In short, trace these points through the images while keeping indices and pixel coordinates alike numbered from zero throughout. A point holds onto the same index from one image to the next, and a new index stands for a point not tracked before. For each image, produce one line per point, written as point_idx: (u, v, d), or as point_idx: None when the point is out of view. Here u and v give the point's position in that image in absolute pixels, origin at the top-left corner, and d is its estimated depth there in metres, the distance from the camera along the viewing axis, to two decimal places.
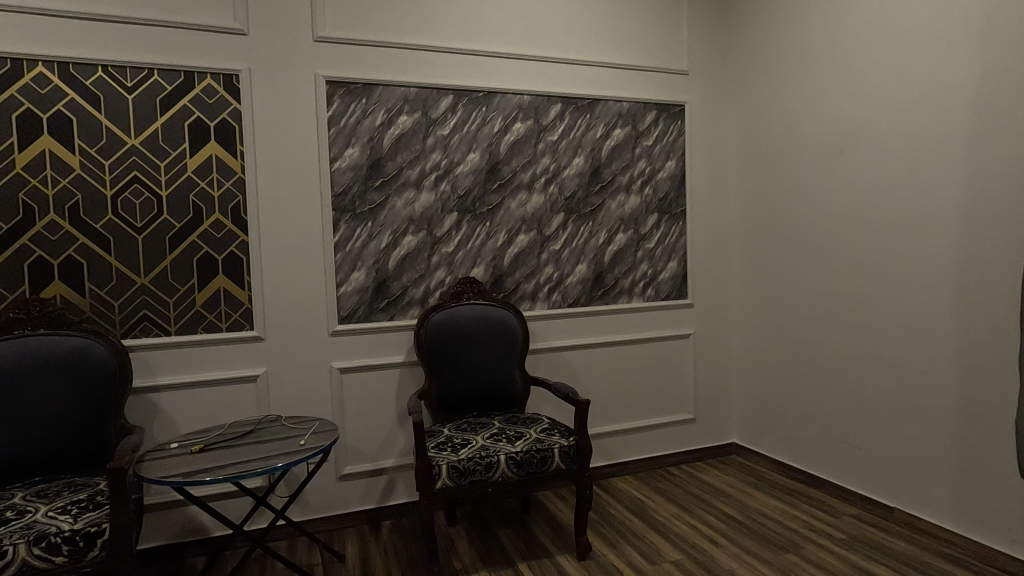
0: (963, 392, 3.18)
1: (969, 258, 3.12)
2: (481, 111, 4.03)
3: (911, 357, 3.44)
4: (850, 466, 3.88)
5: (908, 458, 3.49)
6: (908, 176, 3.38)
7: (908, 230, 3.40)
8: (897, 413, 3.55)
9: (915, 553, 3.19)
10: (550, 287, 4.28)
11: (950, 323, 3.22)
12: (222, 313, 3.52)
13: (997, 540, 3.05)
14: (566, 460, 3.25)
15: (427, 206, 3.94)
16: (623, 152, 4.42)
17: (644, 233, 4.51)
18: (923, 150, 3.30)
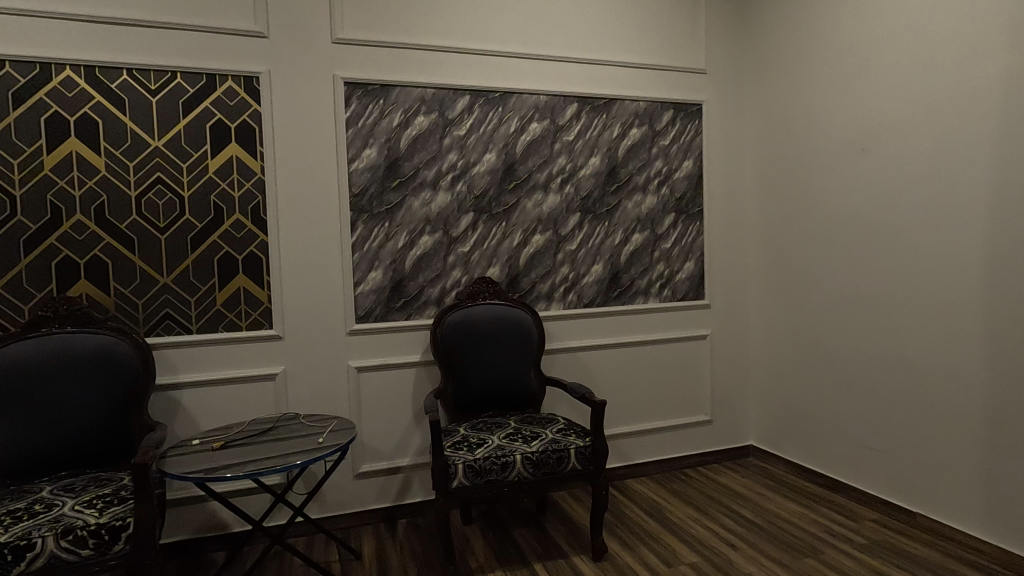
0: (1007, 351, 2.00)
1: (1018, 205, 1.95)
2: (380, 106, 2.45)
3: (938, 367, 2.21)
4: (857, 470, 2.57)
5: (932, 463, 2.25)
6: (906, 89, 2.27)
7: (936, 172, 2.18)
8: (936, 458, 2.24)
9: (905, 545, 2.17)
10: (568, 292, 2.77)
11: (1000, 314, 2.01)
12: (241, 307, 2.32)
13: (1001, 535, 2.03)
14: (533, 503, 2.61)
15: (440, 199, 2.56)
16: (638, 149, 2.85)
17: (652, 226, 2.90)
18: (939, 45, 2.14)
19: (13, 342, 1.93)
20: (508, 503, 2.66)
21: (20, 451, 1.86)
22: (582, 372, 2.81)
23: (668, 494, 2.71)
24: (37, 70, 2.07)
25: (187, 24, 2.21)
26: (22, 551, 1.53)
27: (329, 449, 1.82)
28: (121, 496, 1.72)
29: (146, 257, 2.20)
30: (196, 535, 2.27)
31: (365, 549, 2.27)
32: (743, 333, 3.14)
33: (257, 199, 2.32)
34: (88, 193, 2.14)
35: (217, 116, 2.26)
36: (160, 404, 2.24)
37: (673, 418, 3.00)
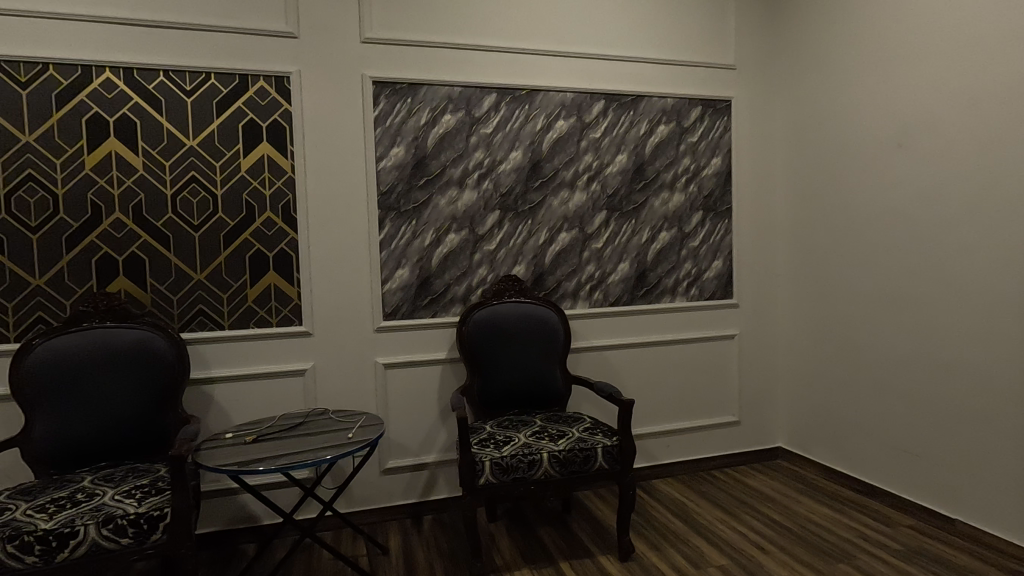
0: None
1: None
2: (408, 105, 2.47)
3: (978, 370, 2.15)
4: (890, 475, 2.51)
5: (970, 468, 2.18)
6: (946, 82, 2.20)
7: (976, 169, 2.11)
8: (973, 463, 2.17)
9: (943, 553, 2.11)
10: (593, 291, 2.75)
11: None
12: (272, 304, 2.36)
13: None
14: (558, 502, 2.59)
15: (467, 197, 2.56)
16: (665, 146, 2.82)
17: (679, 224, 2.86)
18: (980, 36, 2.08)
19: (56, 336, 1.99)
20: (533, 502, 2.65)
21: (63, 443, 1.92)
22: (607, 371, 2.79)
23: (695, 496, 2.68)
24: (80, 73, 2.13)
25: (220, 26, 2.25)
26: (66, 538, 1.58)
27: (358, 444, 1.84)
28: (158, 487, 1.77)
29: (180, 254, 2.25)
30: (229, 528, 2.32)
31: (392, 545, 2.29)
32: (771, 334, 3.09)
33: (288, 197, 2.36)
34: (127, 192, 2.20)
35: (250, 115, 2.30)
36: (194, 398, 2.29)
37: (700, 419, 2.96)
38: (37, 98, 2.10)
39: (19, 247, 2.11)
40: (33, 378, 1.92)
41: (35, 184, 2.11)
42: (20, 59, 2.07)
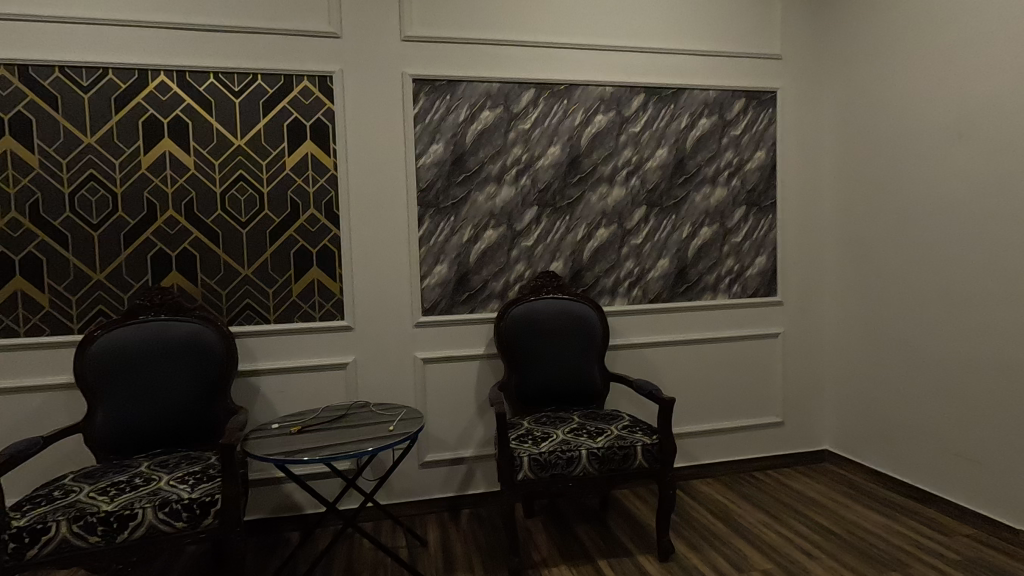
0: None
1: None
2: (447, 102, 2.49)
3: None
4: (946, 481, 2.39)
5: None
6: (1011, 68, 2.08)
7: None
8: None
9: (1009, 566, 1.99)
10: (633, 287, 2.72)
11: None
12: (315, 299, 2.41)
13: None
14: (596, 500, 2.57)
15: (505, 193, 2.56)
16: (707, 139, 2.76)
17: (721, 220, 2.80)
18: None
19: (114, 328, 2.08)
20: (571, 499, 2.64)
21: (122, 430, 2.02)
22: (645, 369, 2.75)
23: (737, 497, 2.62)
24: (137, 77, 2.23)
25: (266, 28, 2.32)
26: (126, 520, 1.65)
27: (399, 437, 1.86)
28: (209, 474, 1.84)
29: (229, 250, 2.33)
30: (274, 515, 2.39)
31: (431, 537, 2.32)
32: (818, 332, 2.98)
33: (330, 195, 2.41)
34: (179, 191, 2.28)
35: (294, 115, 2.36)
36: (241, 389, 2.37)
37: (742, 419, 2.89)
38: (97, 102, 2.20)
39: (81, 243, 2.22)
40: (93, 368, 2.02)
41: (96, 183, 2.22)
42: (83, 64, 2.18)
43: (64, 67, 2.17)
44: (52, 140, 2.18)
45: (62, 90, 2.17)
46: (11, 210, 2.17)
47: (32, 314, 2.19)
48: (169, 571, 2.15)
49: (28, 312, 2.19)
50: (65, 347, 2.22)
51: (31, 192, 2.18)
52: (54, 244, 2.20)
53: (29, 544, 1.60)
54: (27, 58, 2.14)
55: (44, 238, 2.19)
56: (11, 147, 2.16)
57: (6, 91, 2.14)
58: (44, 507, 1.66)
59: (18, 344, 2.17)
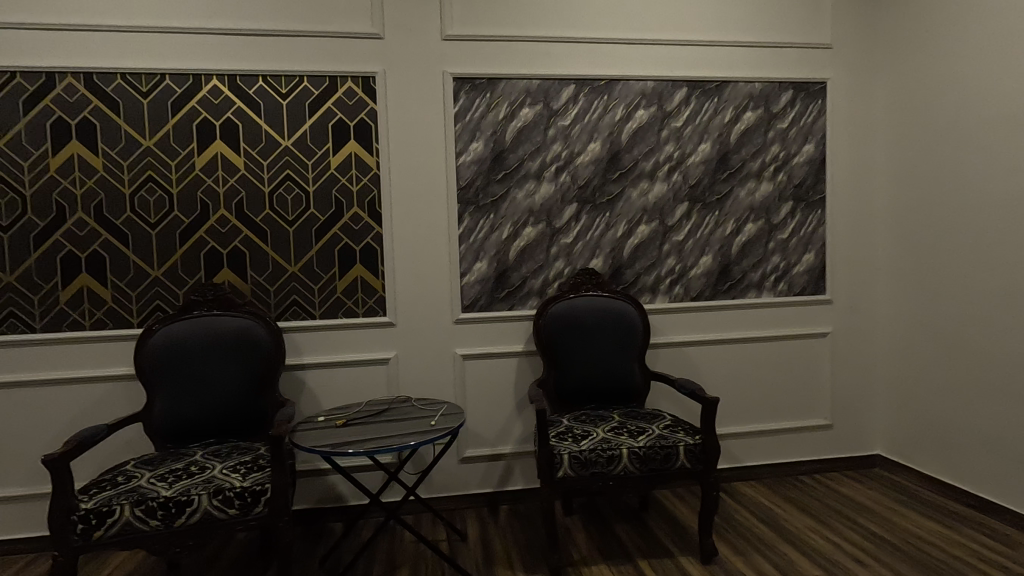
0: None
1: None
2: (487, 100, 2.50)
3: None
4: (1009, 491, 2.27)
5: None
6: None
7: None
8: None
9: None
10: (674, 285, 2.67)
11: None
12: (359, 295, 2.47)
13: None
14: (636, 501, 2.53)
15: (544, 190, 2.56)
16: (752, 133, 2.68)
17: (767, 216, 2.72)
18: None
19: (171, 323, 2.18)
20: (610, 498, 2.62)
21: (179, 420, 2.11)
22: (686, 368, 2.71)
23: (782, 501, 2.55)
24: (192, 82, 2.32)
25: (312, 31, 2.37)
26: (183, 505, 1.73)
27: (440, 432, 1.89)
28: (259, 464, 1.90)
29: (277, 247, 2.41)
30: (318, 506, 2.46)
31: (471, 532, 2.35)
32: (870, 333, 2.86)
33: (373, 193, 2.46)
34: (230, 191, 2.37)
35: (339, 115, 2.41)
36: (288, 382, 2.44)
37: (788, 421, 2.81)
38: (155, 106, 2.31)
39: (140, 241, 2.33)
40: (152, 361, 2.12)
41: (154, 184, 2.32)
42: (142, 71, 2.28)
43: (125, 75, 2.28)
44: (114, 143, 2.30)
45: (124, 95, 2.28)
46: (78, 210, 2.29)
47: (96, 308, 2.32)
48: (221, 556, 2.24)
49: (93, 307, 2.31)
50: (126, 340, 2.33)
51: (96, 193, 2.30)
52: (116, 243, 2.31)
53: (96, 526, 1.69)
54: (92, 67, 2.25)
55: (107, 236, 2.31)
56: (77, 150, 2.28)
57: (72, 98, 2.26)
58: (109, 491, 1.75)
59: (83, 337, 2.29)
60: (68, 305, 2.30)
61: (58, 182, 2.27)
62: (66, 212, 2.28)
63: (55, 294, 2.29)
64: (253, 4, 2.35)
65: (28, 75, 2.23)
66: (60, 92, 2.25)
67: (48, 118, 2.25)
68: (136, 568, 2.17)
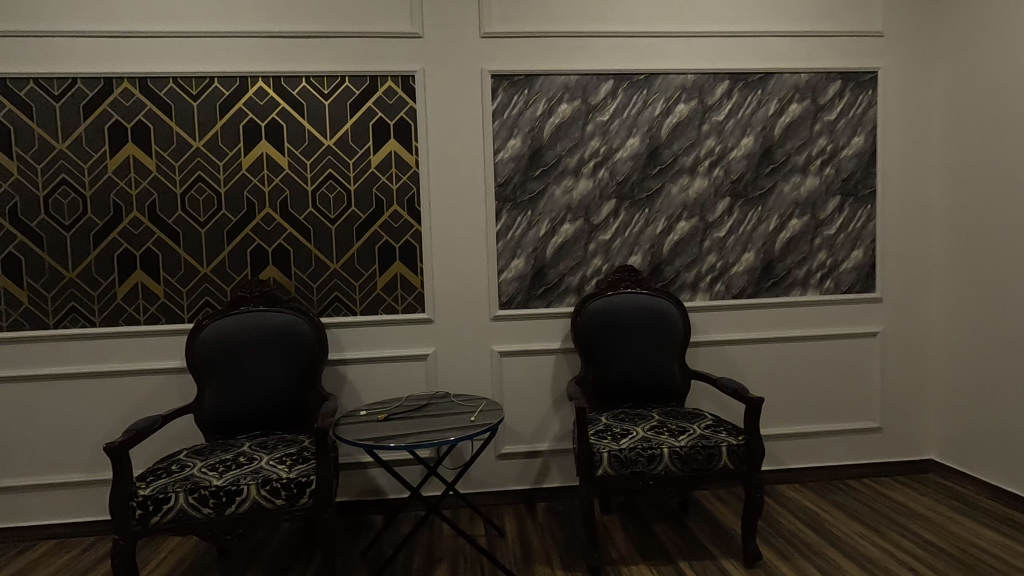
0: None
1: None
2: (525, 97, 2.49)
3: None
4: None
5: None
6: None
7: None
8: None
9: None
10: (715, 282, 2.62)
11: None
12: (398, 292, 2.50)
13: None
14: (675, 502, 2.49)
15: (582, 186, 2.54)
16: (798, 126, 2.60)
17: (813, 211, 2.64)
18: None
19: (220, 318, 2.25)
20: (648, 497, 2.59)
21: (227, 412, 2.18)
22: (728, 367, 2.65)
23: (828, 505, 2.47)
24: (239, 84, 2.39)
25: (353, 32, 2.41)
26: (233, 495, 1.79)
27: (479, 428, 1.90)
28: (304, 456, 1.95)
29: (319, 245, 2.46)
30: (359, 498, 2.50)
31: (509, 528, 2.36)
32: (923, 332, 2.74)
33: (413, 191, 2.48)
34: (275, 189, 2.43)
35: (379, 115, 2.44)
36: (330, 377, 2.49)
37: (834, 423, 2.72)
38: (205, 108, 2.38)
39: (191, 239, 2.41)
40: (203, 354, 2.19)
41: (204, 184, 2.41)
42: (192, 75, 2.36)
43: (177, 79, 2.37)
44: (167, 145, 2.39)
45: (175, 99, 2.37)
46: (133, 210, 2.39)
47: (150, 304, 2.41)
48: (267, 545, 2.31)
49: (147, 302, 2.41)
50: (177, 335, 2.43)
51: (150, 193, 2.39)
52: (168, 241, 2.40)
53: (153, 512, 1.76)
54: (146, 72, 2.35)
55: (160, 235, 2.40)
56: (132, 152, 2.38)
57: (128, 102, 2.36)
58: (164, 479, 1.82)
59: (138, 331, 2.40)
60: (124, 301, 2.40)
61: (115, 183, 2.38)
62: (122, 211, 2.38)
63: (112, 290, 2.40)
64: (296, 6, 2.40)
65: (88, 81, 2.34)
66: (117, 97, 2.35)
67: (105, 122, 2.36)
68: (188, 554, 2.25)
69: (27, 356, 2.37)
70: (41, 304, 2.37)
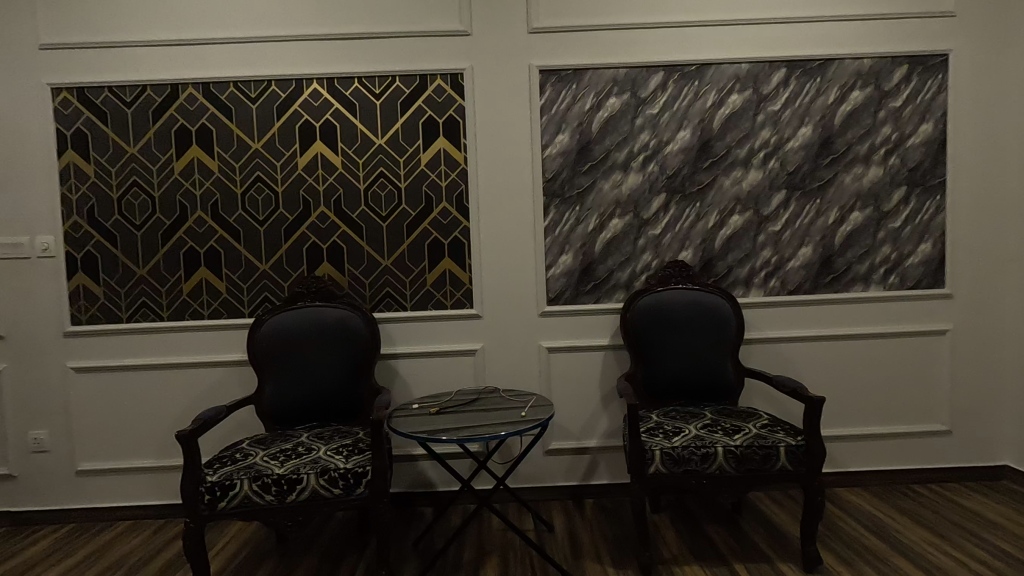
0: None
1: None
2: (573, 91, 2.48)
3: None
4: None
5: None
6: None
7: None
8: None
9: None
10: (770, 278, 2.54)
11: None
12: (447, 288, 2.53)
13: None
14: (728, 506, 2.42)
15: (632, 180, 2.51)
16: (860, 114, 2.49)
17: (876, 203, 2.52)
18: None
19: (280, 312, 2.34)
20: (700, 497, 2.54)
21: (286, 403, 2.26)
22: (783, 365, 2.57)
23: (892, 511, 2.36)
24: (295, 86, 2.47)
25: (404, 32, 2.45)
26: (294, 483, 1.86)
27: (531, 423, 1.90)
28: (360, 447, 2.01)
29: (371, 241, 2.52)
30: (409, 490, 2.56)
31: (557, 524, 2.36)
32: (998, 330, 2.57)
33: (461, 187, 2.51)
34: (329, 188, 2.50)
35: (428, 113, 2.48)
36: (382, 371, 2.55)
37: (898, 425, 2.59)
38: (263, 111, 2.47)
39: (250, 236, 2.51)
40: (263, 347, 2.28)
41: (262, 184, 2.50)
42: (251, 79, 2.46)
43: (237, 83, 2.47)
44: (228, 147, 2.49)
45: (236, 102, 2.47)
46: (198, 210, 2.50)
47: (213, 299, 2.53)
48: (323, 533, 2.38)
49: (210, 297, 2.53)
50: (239, 328, 2.53)
51: (213, 193, 2.50)
52: (230, 239, 2.51)
53: (220, 497, 1.85)
54: (209, 77, 2.46)
55: (222, 233, 2.51)
56: (196, 154, 2.49)
57: (193, 107, 2.47)
58: (229, 467, 1.91)
59: (203, 325, 2.52)
60: (190, 296, 2.52)
61: (181, 184, 2.50)
62: (188, 211, 2.50)
63: (179, 286, 2.52)
64: (349, 9, 2.46)
65: (156, 88, 2.47)
66: (182, 102, 2.47)
67: (173, 126, 2.48)
68: (250, 539, 2.35)
69: (103, 349, 2.52)
70: (115, 300, 2.52)
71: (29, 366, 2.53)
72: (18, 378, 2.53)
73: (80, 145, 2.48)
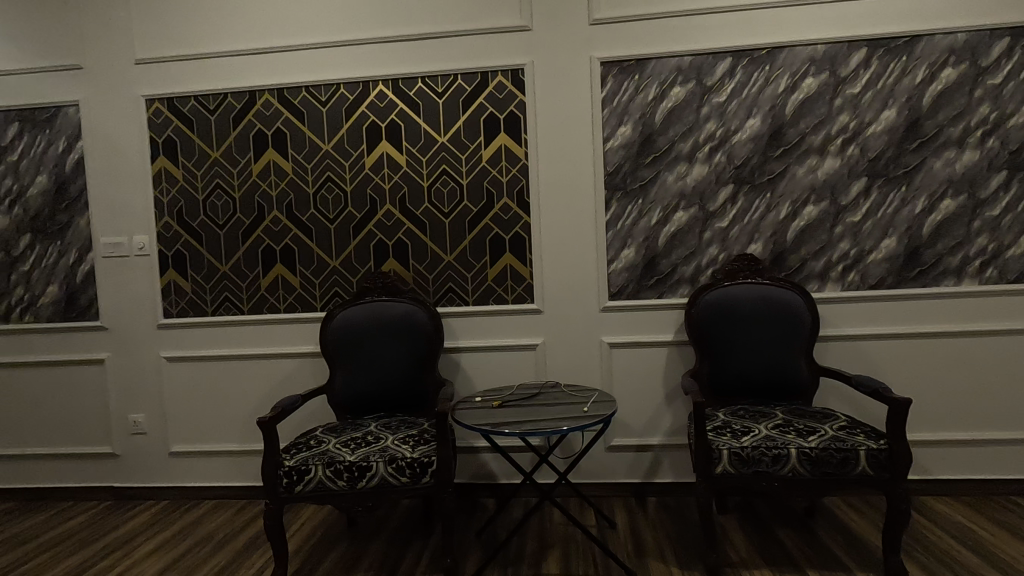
0: None
1: None
2: (636, 82, 2.43)
3: None
4: None
5: None
6: None
7: None
8: None
9: None
10: (848, 271, 2.39)
11: None
12: (508, 282, 2.56)
13: None
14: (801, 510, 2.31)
15: (697, 171, 2.43)
16: (952, 94, 2.30)
17: (971, 189, 2.32)
18: None
19: (349, 306, 2.44)
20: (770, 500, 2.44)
21: (355, 394, 2.36)
22: (862, 364, 2.42)
23: (988, 524, 2.18)
24: (362, 89, 2.56)
25: (465, 30, 2.48)
26: (363, 470, 1.94)
27: (593, 419, 1.89)
28: (425, 437, 2.07)
29: (434, 237, 2.57)
30: (472, 481, 2.61)
31: (620, 520, 2.33)
32: None
33: (522, 183, 2.52)
34: (394, 186, 2.58)
35: (490, 110, 2.50)
36: (445, 364, 2.61)
37: (994, 431, 2.39)
38: (333, 113, 2.58)
39: (321, 234, 2.63)
40: (334, 340, 2.39)
41: (332, 184, 2.61)
42: (322, 83, 2.57)
43: (309, 88, 2.58)
44: (301, 149, 2.61)
45: (308, 106, 2.59)
46: (274, 209, 2.65)
47: (288, 294, 2.67)
48: (390, 519, 2.47)
49: (286, 291, 2.67)
50: (311, 321, 2.66)
51: (287, 193, 2.64)
52: (303, 236, 2.64)
53: (297, 481, 1.95)
54: (283, 83, 2.58)
55: (296, 231, 2.64)
56: (272, 156, 2.63)
57: (269, 112, 2.61)
58: (305, 452, 2.02)
59: (280, 318, 2.66)
60: (268, 291, 2.68)
61: (259, 186, 2.65)
62: (265, 210, 2.65)
63: (257, 281, 2.68)
64: (412, 10, 2.52)
65: (236, 95, 2.63)
66: (259, 108, 2.62)
67: (251, 130, 2.63)
68: (323, 521, 2.48)
69: (192, 340, 2.72)
70: (202, 294, 2.71)
71: (130, 356, 2.76)
72: (119, 365, 2.77)
73: (170, 151, 2.68)
